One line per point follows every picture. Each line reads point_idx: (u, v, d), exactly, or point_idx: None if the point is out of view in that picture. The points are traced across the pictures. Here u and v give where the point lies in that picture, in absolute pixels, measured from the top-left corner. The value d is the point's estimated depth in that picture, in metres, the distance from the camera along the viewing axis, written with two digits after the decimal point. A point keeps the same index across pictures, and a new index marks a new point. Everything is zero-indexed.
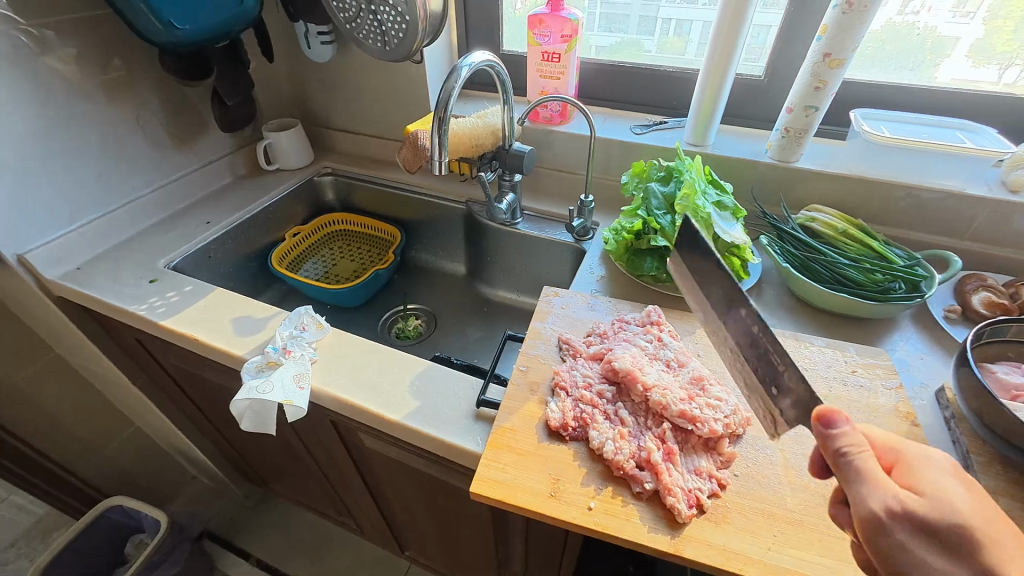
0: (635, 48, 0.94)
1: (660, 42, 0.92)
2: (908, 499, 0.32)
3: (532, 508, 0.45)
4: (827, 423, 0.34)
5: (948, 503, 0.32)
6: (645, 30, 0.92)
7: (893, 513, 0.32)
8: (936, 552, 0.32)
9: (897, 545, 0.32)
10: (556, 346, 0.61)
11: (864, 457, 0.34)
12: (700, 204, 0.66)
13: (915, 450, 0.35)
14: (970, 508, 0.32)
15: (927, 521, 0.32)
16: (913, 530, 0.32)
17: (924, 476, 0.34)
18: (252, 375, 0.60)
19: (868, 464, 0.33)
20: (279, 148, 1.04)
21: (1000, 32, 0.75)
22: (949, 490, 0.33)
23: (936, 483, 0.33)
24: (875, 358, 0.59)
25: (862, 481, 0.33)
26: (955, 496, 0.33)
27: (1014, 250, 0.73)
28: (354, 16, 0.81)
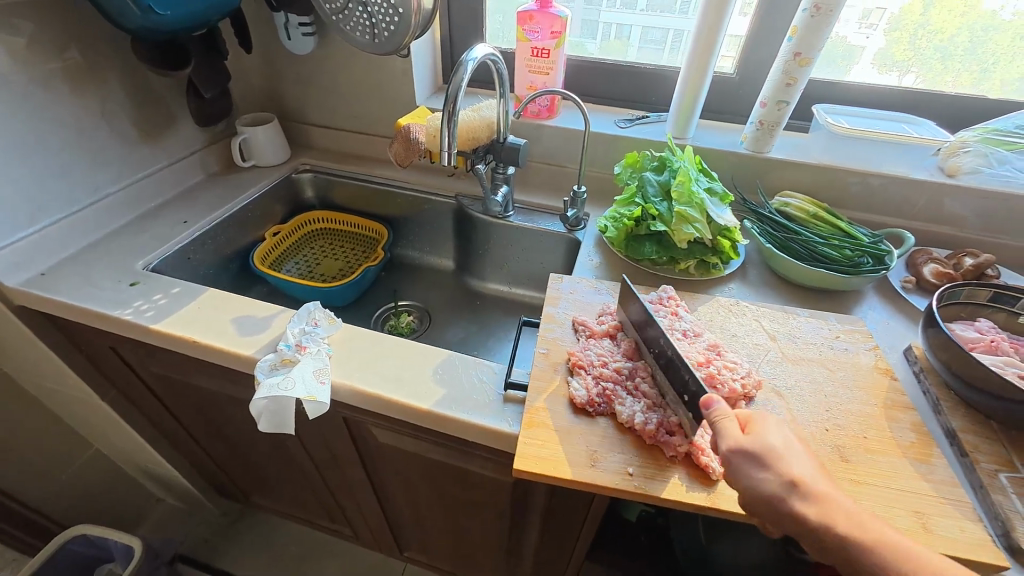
0: (580, 49, 1.01)
1: (603, 45, 0.99)
2: (745, 440, 0.40)
3: (575, 479, 0.47)
4: (707, 405, 0.43)
5: (767, 440, 0.41)
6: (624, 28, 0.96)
7: (736, 449, 0.40)
8: (759, 471, 0.40)
9: (736, 466, 0.40)
10: (571, 328, 0.63)
11: (722, 413, 0.42)
12: (694, 190, 0.71)
13: (761, 409, 0.43)
14: (782, 443, 0.41)
15: (758, 454, 0.40)
16: (746, 459, 0.40)
17: (760, 424, 0.42)
18: (266, 374, 0.58)
19: (728, 418, 0.42)
20: (255, 144, 1.00)
21: (897, 44, 0.85)
22: (771, 433, 0.41)
23: (771, 431, 0.41)
24: (852, 324, 0.66)
25: (717, 428, 0.41)
26: (773, 438, 0.41)
27: (949, 227, 0.83)
28: (342, 7, 0.80)
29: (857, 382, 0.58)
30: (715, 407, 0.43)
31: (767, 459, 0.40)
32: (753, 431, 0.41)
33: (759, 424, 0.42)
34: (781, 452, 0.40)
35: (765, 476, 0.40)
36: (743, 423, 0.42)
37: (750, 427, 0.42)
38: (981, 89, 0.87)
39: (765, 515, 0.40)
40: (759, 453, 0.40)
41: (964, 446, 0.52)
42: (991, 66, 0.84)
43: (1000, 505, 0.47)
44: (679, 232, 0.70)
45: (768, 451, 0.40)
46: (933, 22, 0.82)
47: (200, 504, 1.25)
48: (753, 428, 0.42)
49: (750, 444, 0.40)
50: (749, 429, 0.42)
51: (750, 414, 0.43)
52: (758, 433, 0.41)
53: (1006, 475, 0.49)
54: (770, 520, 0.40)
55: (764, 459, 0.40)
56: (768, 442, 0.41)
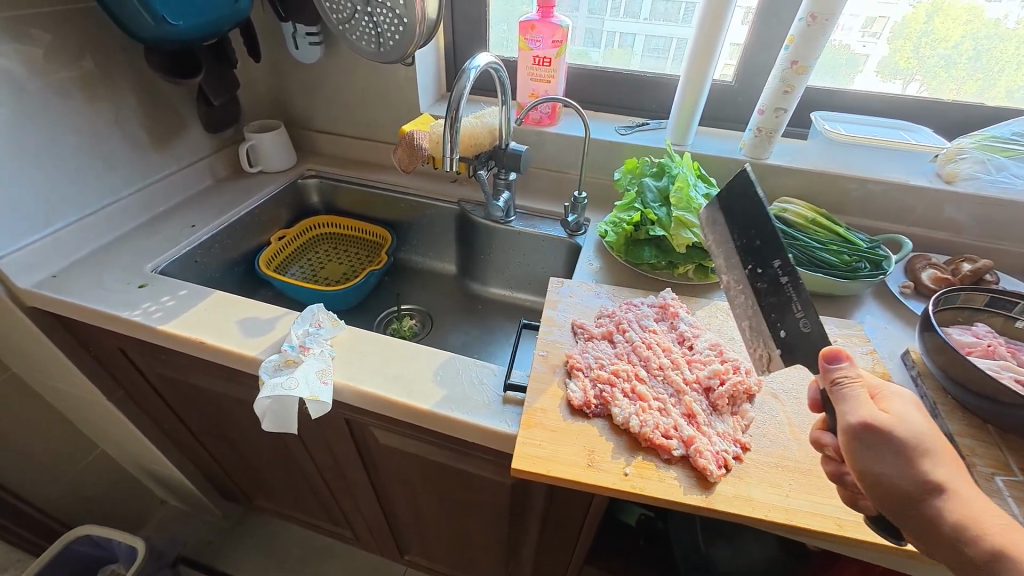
0: (582, 57, 1.02)
1: (605, 53, 1.00)
2: (884, 419, 0.37)
3: (572, 479, 0.48)
4: (829, 359, 0.40)
5: (911, 423, 0.37)
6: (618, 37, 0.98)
7: (872, 425, 0.37)
8: (900, 459, 0.37)
9: (873, 445, 0.37)
10: (570, 330, 0.64)
11: (856, 387, 0.39)
12: (693, 196, 0.72)
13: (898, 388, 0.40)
14: (926, 428, 0.38)
15: (902, 439, 0.37)
16: (888, 440, 0.37)
17: (899, 404, 0.39)
18: (270, 375, 0.59)
19: (861, 395, 0.39)
20: (262, 150, 1.01)
21: (902, 52, 0.86)
22: (914, 416, 0.38)
23: (912, 412, 0.38)
24: (850, 328, 0.67)
25: (849, 401, 0.39)
26: (918, 421, 0.38)
27: (947, 233, 0.84)
28: (348, 17, 0.82)
29: None
30: (840, 365, 0.40)
31: (909, 448, 0.37)
32: (894, 411, 0.38)
33: (899, 404, 0.39)
34: (926, 443, 0.37)
35: (902, 467, 0.37)
36: (880, 402, 0.39)
37: (887, 406, 0.39)
38: (986, 97, 0.87)
39: (888, 504, 0.38)
40: (903, 438, 0.37)
41: (960, 450, 0.52)
42: (994, 74, 0.84)
43: (996, 507, 0.47)
44: (678, 237, 0.71)
45: (911, 436, 0.37)
46: (937, 30, 0.83)
47: (204, 506, 1.26)
48: (892, 408, 0.38)
49: (894, 429, 0.37)
50: (886, 408, 0.38)
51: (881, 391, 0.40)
52: (900, 414, 0.38)
53: (1003, 478, 0.49)
54: (886, 506, 0.38)
55: (905, 446, 0.37)
56: (912, 426, 0.37)
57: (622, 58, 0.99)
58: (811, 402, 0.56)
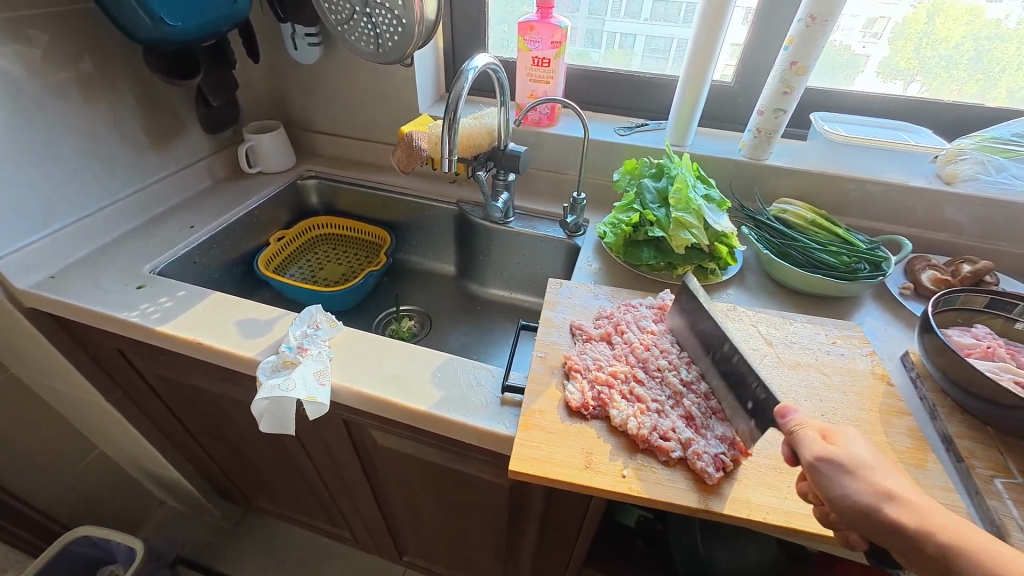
0: (582, 58, 1.02)
1: (605, 54, 1.00)
2: (829, 448, 0.39)
3: (569, 480, 0.48)
4: (783, 413, 0.42)
5: (856, 452, 0.39)
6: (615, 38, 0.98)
7: (824, 459, 0.38)
8: (851, 480, 0.37)
9: (825, 475, 0.38)
10: (569, 331, 0.64)
11: (805, 429, 0.40)
12: (692, 197, 0.72)
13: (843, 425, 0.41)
14: (872, 457, 0.39)
15: (847, 462, 0.38)
16: (835, 467, 0.38)
17: (846, 437, 0.40)
18: (268, 376, 0.59)
19: (812, 437, 0.40)
20: (261, 151, 1.01)
21: (902, 52, 0.86)
22: (858, 446, 0.39)
23: (858, 444, 0.39)
24: (849, 329, 0.67)
25: (801, 441, 0.40)
26: (862, 451, 0.39)
27: (947, 234, 0.84)
28: (347, 18, 0.82)
29: (851, 386, 0.58)
30: (791, 417, 0.42)
31: (856, 470, 0.38)
32: (840, 442, 0.39)
33: (844, 437, 0.40)
34: (874, 466, 0.38)
35: (857, 486, 0.37)
36: (827, 437, 0.40)
37: (835, 440, 0.40)
38: (986, 97, 0.87)
39: (856, 524, 0.37)
40: (847, 461, 0.38)
41: (959, 452, 0.52)
42: (994, 74, 0.84)
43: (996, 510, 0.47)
44: (677, 238, 0.71)
45: (858, 461, 0.38)
46: (937, 31, 0.83)
47: (203, 507, 1.25)
48: (837, 441, 0.39)
49: (838, 454, 0.38)
50: (834, 442, 0.40)
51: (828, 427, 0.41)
52: (846, 446, 0.39)
53: (1002, 481, 0.49)
54: (859, 529, 0.37)
55: (853, 468, 0.38)
56: (854, 454, 0.38)
57: (621, 59, 0.99)
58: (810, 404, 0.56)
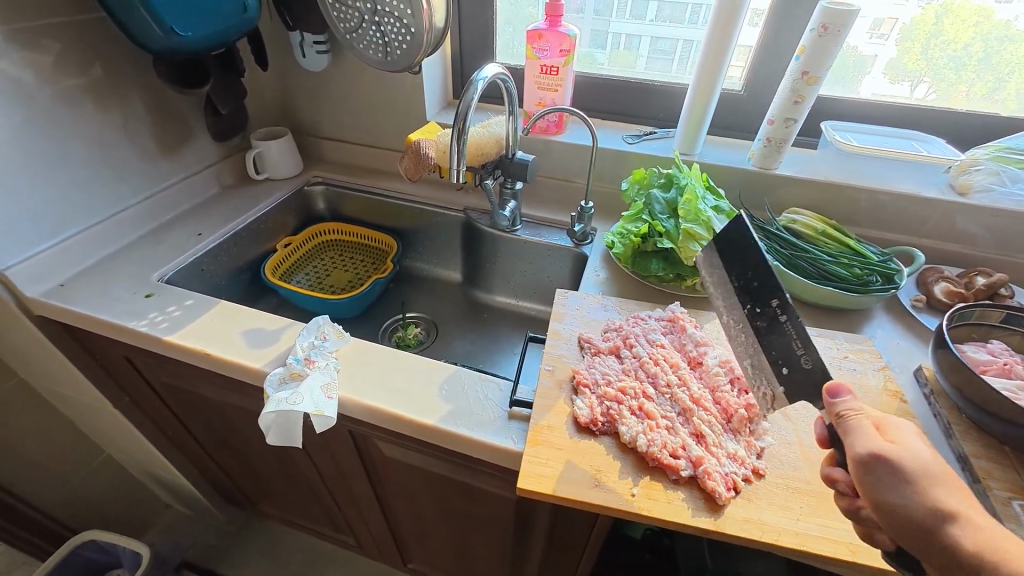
0: (587, 59, 1.01)
1: (611, 55, 1.00)
2: (892, 448, 0.37)
3: (578, 499, 0.47)
4: (831, 393, 0.40)
5: (917, 453, 0.37)
6: (608, 43, 0.98)
7: (880, 456, 0.37)
8: (906, 486, 0.36)
9: (879, 475, 0.36)
10: (578, 344, 0.63)
11: (860, 419, 0.39)
12: (701, 208, 0.71)
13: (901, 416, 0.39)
14: (931, 461, 0.37)
15: (910, 466, 0.36)
16: (893, 467, 0.36)
17: (905, 434, 0.38)
18: (275, 388, 0.59)
19: (866, 429, 0.38)
20: (269, 158, 1.02)
21: (910, 52, 0.85)
22: (918, 446, 0.37)
23: (919, 444, 0.37)
24: (861, 343, 0.66)
25: (856, 433, 0.38)
26: (923, 455, 0.37)
27: (960, 245, 0.83)
28: (356, 26, 0.82)
29: (863, 403, 0.58)
30: (841, 399, 0.40)
31: (916, 476, 0.36)
32: (901, 441, 0.37)
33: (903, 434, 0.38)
34: (934, 476, 0.36)
35: (912, 494, 0.36)
36: (883, 430, 0.39)
37: (895, 437, 0.38)
38: (995, 101, 0.86)
39: (901, 531, 0.36)
40: (913, 468, 0.36)
41: (975, 472, 0.51)
42: (1005, 78, 0.83)
43: (1014, 533, 0.46)
44: (686, 250, 0.70)
45: (921, 469, 0.36)
46: (946, 31, 0.82)
47: (208, 511, 1.25)
48: (900, 439, 0.38)
49: (900, 456, 0.37)
50: (892, 438, 0.38)
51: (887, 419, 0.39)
52: (907, 445, 0.37)
53: (1020, 503, 0.48)
54: (894, 531, 0.36)
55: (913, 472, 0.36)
56: (917, 457, 0.37)
57: (627, 60, 0.98)
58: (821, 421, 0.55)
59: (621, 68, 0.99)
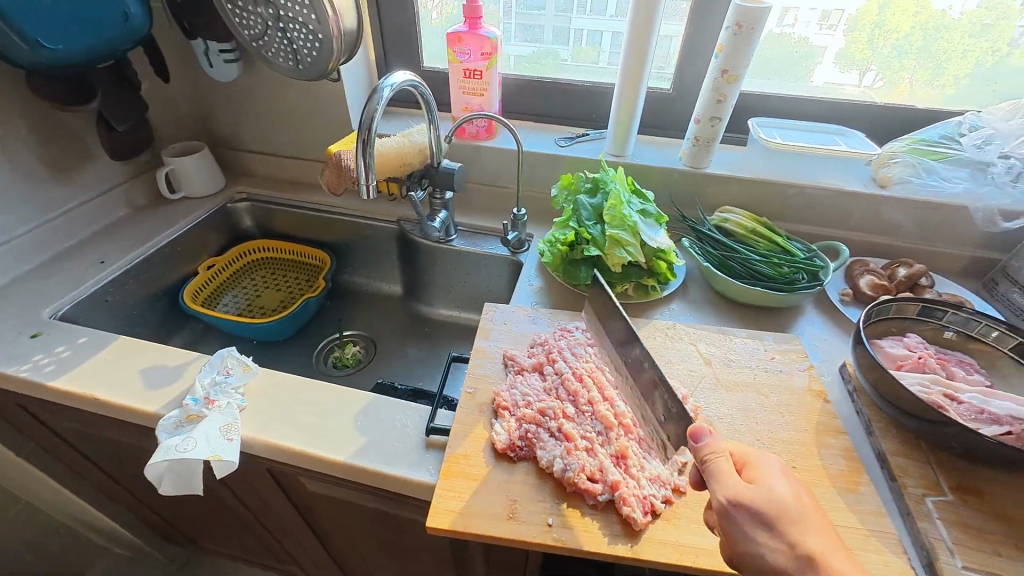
0: (550, 58, 0.98)
1: (574, 51, 0.96)
2: (751, 491, 0.38)
3: (491, 534, 0.44)
4: (695, 437, 0.40)
5: (773, 487, 0.40)
6: (560, 40, 0.95)
7: (738, 499, 0.38)
8: (765, 534, 0.38)
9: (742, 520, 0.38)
10: (501, 362, 0.61)
11: (721, 462, 0.39)
12: (626, 213, 0.70)
13: (764, 458, 0.42)
14: (789, 494, 0.40)
15: (767, 504, 0.38)
16: (753, 510, 0.38)
17: (766, 473, 0.41)
18: (170, 434, 0.54)
19: (727, 467, 0.39)
20: (183, 175, 0.95)
21: (856, 44, 0.85)
22: (777, 482, 0.40)
23: (774, 480, 0.40)
24: (788, 343, 0.66)
25: (716, 478, 0.38)
26: (780, 490, 0.40)
27: (885, 236, 0.84)
28: (261, 33, 0.76)
29: (788, 406, 0.57)
30: (704, 442, 0.39)
31: (777, 514, 0.38)
32: (760, 482, 0.40)
33: (762, 474, 0.41)
34: (791, 502, 0.39)
35: (773, 536, 0.38)
36: (748, 472, 0.41)
37: (753, 478, 0.40)
38: (934, 87, 0.86)
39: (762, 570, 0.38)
40: (767, 503, 0.38)
41: (892, 471, 0.51)
42: (942, 66, 0.84)
43: (926, 532, 0.46)
44: (612, 257, 0.69)
45: (776, 503, 0.39)
46: (887, 22, 0.82)
47: (146, 552, 1.17)
48: (757, 479, 0.40)
49: (757, 493, 0.39)
50: (753, 477, 0.41)
51: (750, 462, 0.42)
52: (764, 485, 0.40)
53: (933, 499, 0.48)
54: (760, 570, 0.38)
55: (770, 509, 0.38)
56: (774, 494, 0.39)
57: (590, 57, 0.95)
58: (744, 428, 0.54)
59: (581, 64, 0.96)
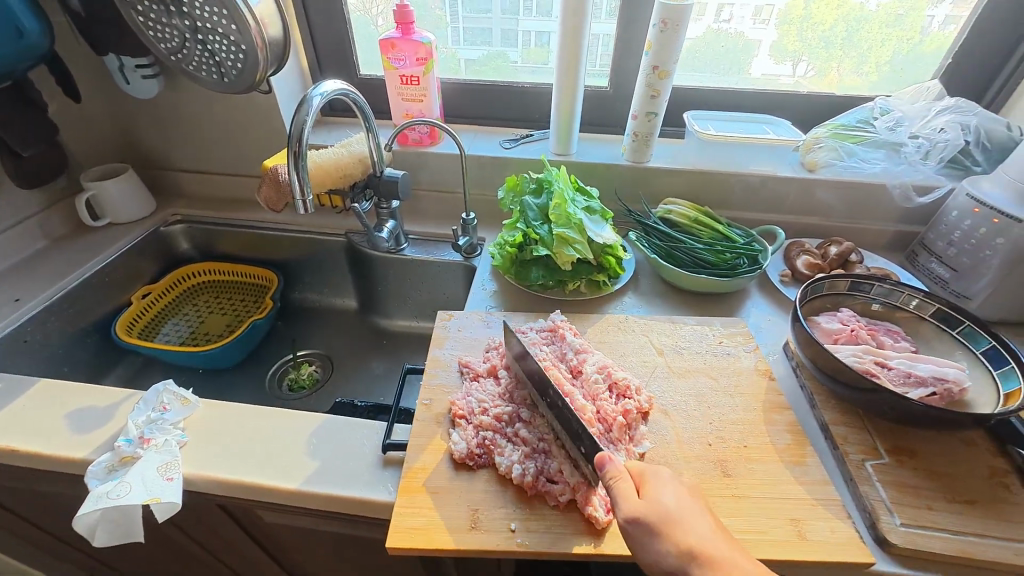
0: (500, 60, 0.97)
1: (523, 53, 0.95)
2: (638, 507, 0.39)
3: (452, 547, 0.44)
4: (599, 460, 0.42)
5: (662, 500, 0.39)
6: (509, 42, 0.94)
7: (633, 514, 0.39)
8: (709, 525, 0.38)
9: (635, 537, 0.38)
10: (456, 370, 0.60)
11: (617, 481, 0.41)
12: (571, 211, 0.70)
13: (656, 468, 0.42)
14: (677, 505, 0.39)
15: (656, 520, 0.38)
16: (643, 528, 0.38)
17: (657, 485, 0.41)
18: (102, 481, 0.50)
19: (624, 484, 0.40)
20: (107, 200, 0.89)
21: (788, 35, 0.88)
22: (665, 496, 0.40)
23: (665, 491, 0.40)
24: (734, 327, 0.68)
25: (619, 496, 0.40)
26: (668, 501, 0.39)
27: (818, 217, 0.89)
28: (179, 46, 0.72)
29: (736, 388, 0.59)
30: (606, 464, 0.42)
31: (661, 529, 0.38)
32: (648, 495, 0.40)
33: (654, 487, 0.40)
34: (679, 514, 0.38)
35: (661, 548, 0.37)
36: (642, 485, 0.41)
37: (644, 492, 0.40)
38: (861, 73, 0.91)
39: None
40: (651, 517, 0.38)
41: (835, 440, 0.54)
42: (866, 55, 0.88)
43: (867, 495, 0.48)
44: (562, 255, 0.69)
45: (664, 516, 0.38)
46: (813, 14, 0.85)
47: None
48: (649, 491, 0.40)
49: (648, 508, 0.39)
50: (646, 489, 0.40)
51: (644, 474, 0.42)
52: (653, 499, 0.39)
53: (871, 463, 0.51)
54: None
55: (661, 526, 0.38)
56: (660, 508, 0.39)
57: (540, 57, 0.95)
58: (697, 413, 0.56)
59: (533, 65, 0.96)
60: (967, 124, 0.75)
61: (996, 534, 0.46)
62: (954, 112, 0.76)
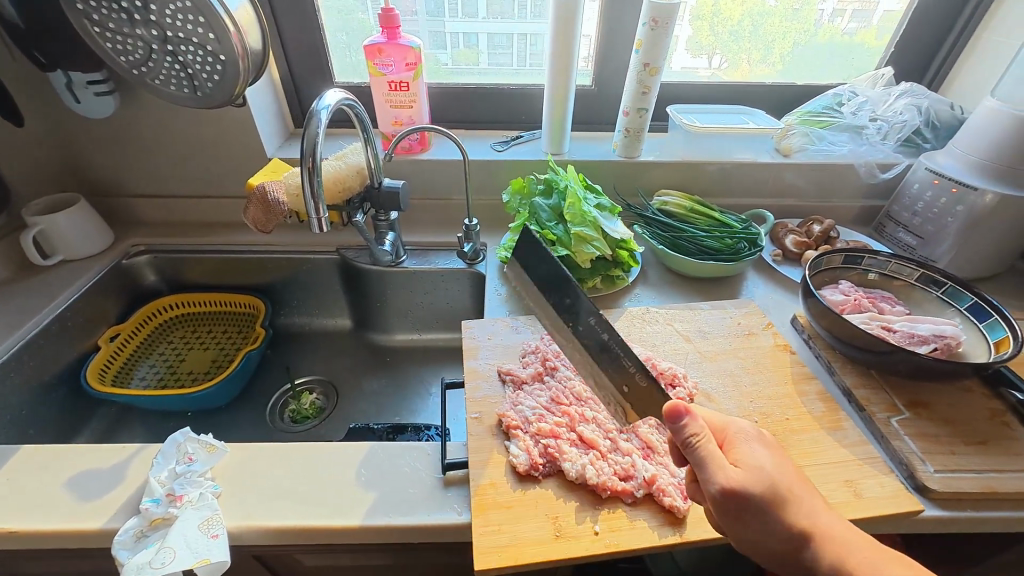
0: (431, 63, 0.94)
1: (453, 55, 0.94)
2: (738, 474, 0.40)
3: (541, 560, 0.43)
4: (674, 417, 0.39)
5: (756, 463, 0.41)
6: (437, 44, 0.92)
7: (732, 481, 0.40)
8: (788, 504, 0.40)
9: (735, 500, 0.39)
10: (498, 379, 0.59)
11: (704, 443, 0.40)
12: (585, 209, 0.71)
13: (739, 429, 0.44)
14: (769, 465, 0.42)
15: (757, 484, 0.40)
16: (742, 490, 0.40)
17: (744, 446, 0.43)
18: (133, 550, 0.45)
19: (714, 452, 0.40)
20: (57, 235, 0.78)
21: (701, 30, 0.92)
22: (756, 454, 0.42)
23: (754, 455, 0.42)
24: (746, 307, 0.72)
25: (707, 464, 0.40)
26: (761, 461, 0.42)
27: (794, 198, 0.95)
28: (144, 58, 0.65)
29: (764, 364, 0.62)
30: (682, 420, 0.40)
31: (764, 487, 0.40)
32: (741, 458, 0.42)
33: (742, 450, 0.43)
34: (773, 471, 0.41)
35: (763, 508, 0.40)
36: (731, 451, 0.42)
37: (736, 454, 0.42)
38: (768, 63, 0.97)
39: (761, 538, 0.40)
40: (751, 480, 0.40)
41: (860, 402, 0.58)
42: (770, 47, 0.95)
43: (901, 449, 0.53)
44: (581, 253, 0.69)
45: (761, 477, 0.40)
46: (723, 10, 0.90)
47: None
48: (740, 455, 0.42)
49: (744, 475, 0.40)
50: (736, 455, 0.42)
51: (728, 438, 0.44)
52: (747, 461, 0.41)
53: (896, 419, 0.56)
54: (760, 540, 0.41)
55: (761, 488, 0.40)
56: (760, 470, 0.41)
57: (470, 59, 0.94)
58: (736, 393, 0.58)
59: (462, 67, 0.95)
60: (920, 106, 0.85)
61: (1009, 467, 0.51)
62: (910, 95, 0.85)
